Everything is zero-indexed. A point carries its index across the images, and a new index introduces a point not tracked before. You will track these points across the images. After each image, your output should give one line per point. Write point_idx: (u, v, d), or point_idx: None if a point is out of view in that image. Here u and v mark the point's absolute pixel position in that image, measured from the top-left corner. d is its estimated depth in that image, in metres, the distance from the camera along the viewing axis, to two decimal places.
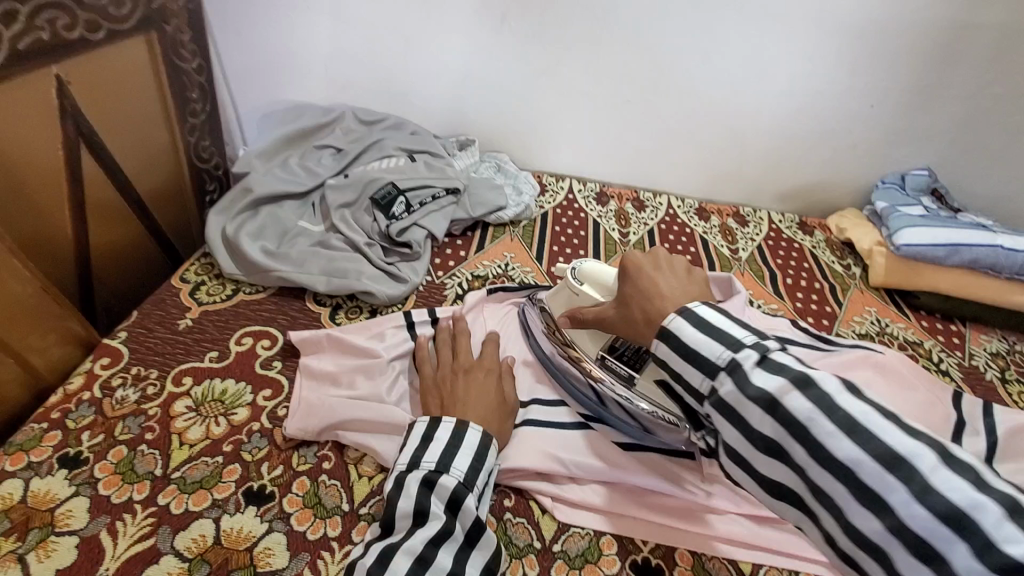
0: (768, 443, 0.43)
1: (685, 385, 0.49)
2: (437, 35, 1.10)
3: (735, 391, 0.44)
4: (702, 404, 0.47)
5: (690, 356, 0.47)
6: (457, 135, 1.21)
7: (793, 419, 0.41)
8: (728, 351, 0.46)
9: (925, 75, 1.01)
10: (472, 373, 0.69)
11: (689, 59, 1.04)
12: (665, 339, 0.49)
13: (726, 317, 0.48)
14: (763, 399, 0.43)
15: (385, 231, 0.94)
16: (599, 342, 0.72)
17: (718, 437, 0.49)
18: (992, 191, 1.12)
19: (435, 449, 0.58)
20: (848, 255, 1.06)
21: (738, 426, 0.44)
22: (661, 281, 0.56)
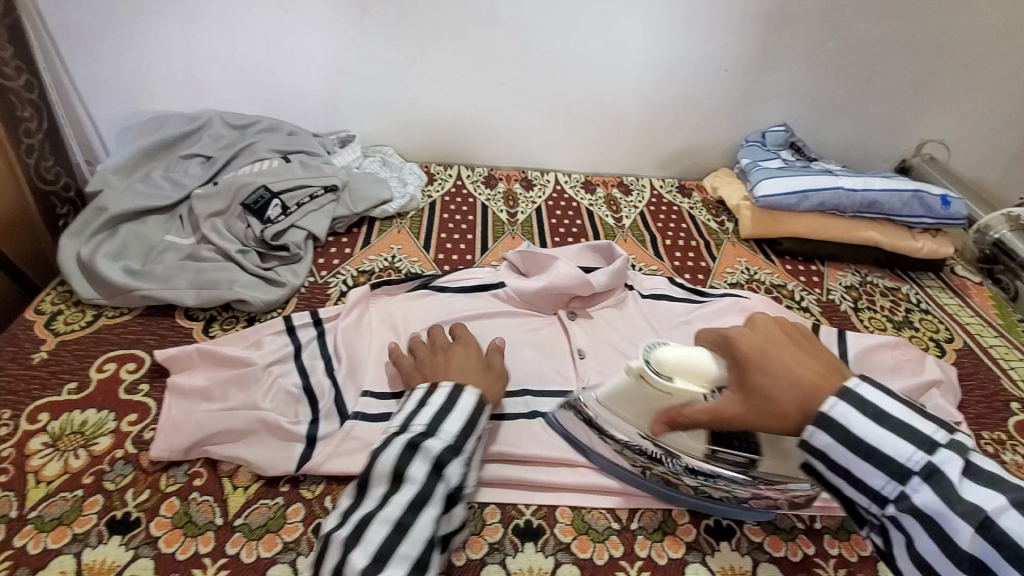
0: (973, 562, 0.42)
1: (858, 483, 0.47)
2: (300, 31, 1.07)
3: (934, 500, 0.43)
4: (884, 506, 0.46)
5: (861, 446, 0.46)
6: (337, 131, 1.18)
7: (1007, 539, 0.41)
8: (922, 454, 0.45)
9: (767, 37, 1.08)
10: (454, 347, 0.69)
11: (554, 38, 1.07)
12: (825, 429, 0.47)
13: (910, 409, 0.47)
14: (976, 516, 0.42)
15: (259, 236, 0.91)
16: (702, 439, 0.60)
17: (897, 550, 0.47)
18: (844, 139, 1.22)
19: (423, 415, 0.57)
20: (723, 213, 1.12)
21: (934, 537, 0.43)
22: (786, 362, 0.52)
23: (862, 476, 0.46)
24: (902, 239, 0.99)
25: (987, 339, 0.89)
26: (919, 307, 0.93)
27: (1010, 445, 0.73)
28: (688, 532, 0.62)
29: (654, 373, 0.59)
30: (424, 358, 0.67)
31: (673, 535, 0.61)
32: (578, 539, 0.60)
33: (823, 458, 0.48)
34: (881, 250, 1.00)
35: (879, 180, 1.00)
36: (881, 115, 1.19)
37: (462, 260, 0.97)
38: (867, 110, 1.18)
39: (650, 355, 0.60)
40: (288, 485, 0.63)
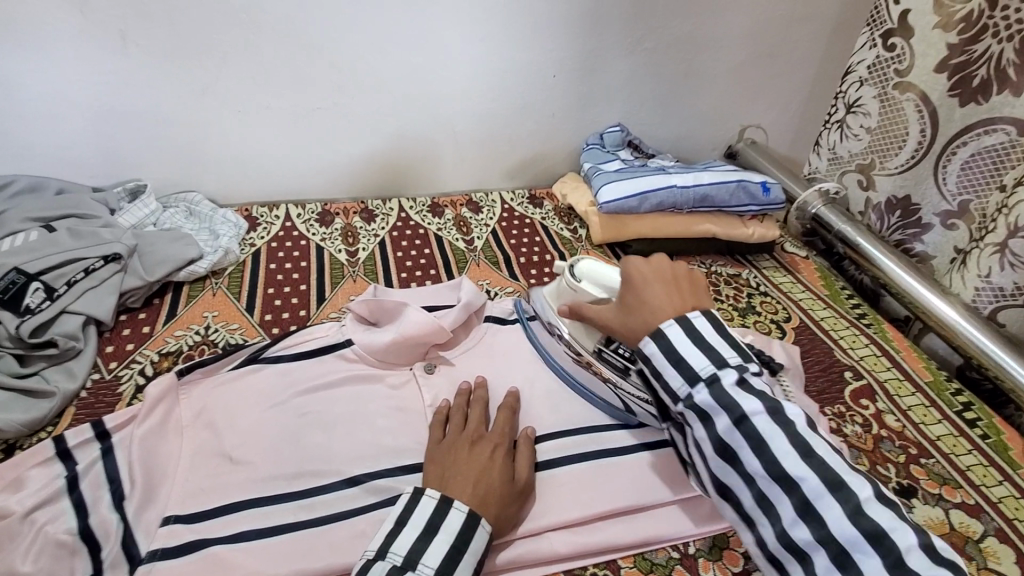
0: (725, 447, 0.54)
1: (663, 384, 0.58)
2: (46, 69, 0.87)
3: (711, 399, 0.54)
4: (677, 404, 0.57)
5: (673, 355, 0.57)
6: (126, 181, 0.99)
7: (756, 434, 0.52)
8: (711, 365, 0.55)
9: (585, 40, 1.07)
10: (480, 448, 0.62)
11: (364, 55, 0.97)
12: (657, 340, 0.58)
13: (719, 334, 0.58)
14: (737, 413, 0.53)
15: (14, 334, 0.72)
16: (593, 336, 0.72)
17: (684, 430, 0.59)
18: (676, 132, 1.26)
19: (437, 551, 0.52)
20: (575, 219, 1.10)
21: (703, 425, 0.55)
22: (655, 291, 0.63)
23: (664, 377, 0.57)
24: (736, 228, 1.03)
25: (818, 312, 0.95)
26: (759, 291, 0.98)
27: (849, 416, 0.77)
28: None
29: (569, 278, 0.74)
30: (456, 447, 0.62)
31: None
32: None
33: (648, 365, 0.59)
34: (719, 240, 1.04)
35: (708, 175, 1.03)
36: (704, 107, 1.24)
37: (295, 318, 0.85)
38: (690, 102, 1.22)
39: (574, 267, 0.75)
40: None
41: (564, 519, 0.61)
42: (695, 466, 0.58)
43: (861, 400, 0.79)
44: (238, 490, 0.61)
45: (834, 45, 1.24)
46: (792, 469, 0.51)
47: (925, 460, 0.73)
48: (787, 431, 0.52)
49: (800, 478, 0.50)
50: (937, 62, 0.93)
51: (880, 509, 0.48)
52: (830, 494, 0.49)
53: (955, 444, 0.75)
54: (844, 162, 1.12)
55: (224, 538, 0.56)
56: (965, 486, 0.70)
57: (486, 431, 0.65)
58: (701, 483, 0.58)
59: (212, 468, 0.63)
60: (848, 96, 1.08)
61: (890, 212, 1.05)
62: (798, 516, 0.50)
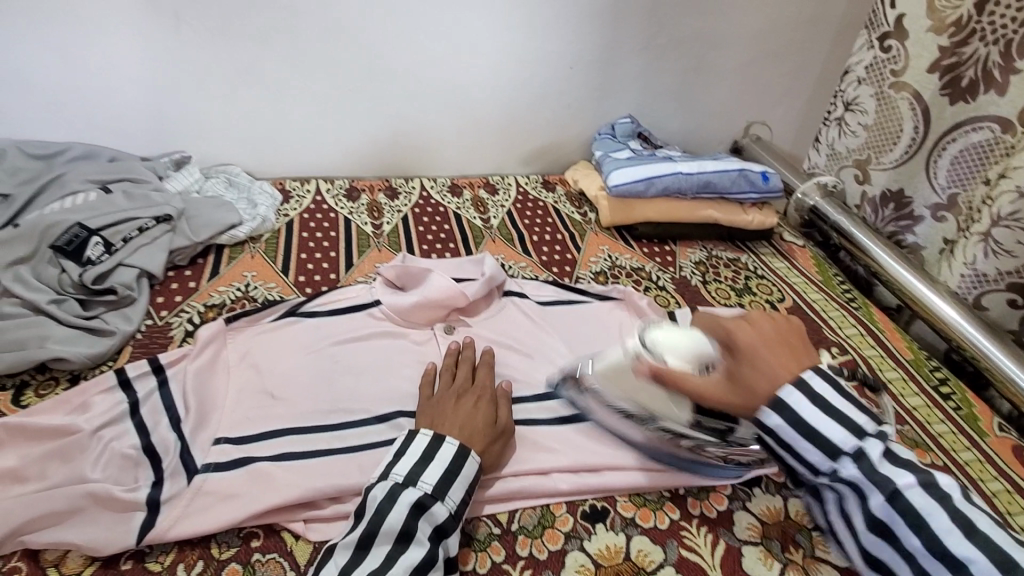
0: (878, 523, 0.54)
1: (798, 457, 0.57)
2: (105, 45, 0.95)
3: (861, 474, 0.54)
4: (821, 476, 0.57)
5: (807, 431, 0.56)
6: (171, 152, 1.07)
7: (911, 510, 0.52)
8: (854, 439, 0.55)
9: (601, 34, 1.14)
10: (466, 397, 0.67)
11: (394, 42, 1.05)
12: (780, 412, 0.57)
13: (849, 400, 0.57)
14: (889, 488, 0.53)
15: (77, 281, 0.80)
16: (686, 407, 0.66)
17: (823, 500, 0.59)
18: (684, 126, 1.33)
19: (434, 472, 0.58)
20: (585, 204, 1.17)
21: (859, 503, 0.55)
22: (767, 357, 0.59)
23: (800, 450, 0.57)
24: (735, 215, 1.10)
25: (811, 295, 1.01)
26: (756, 274, 1.05)
27: None
28: (566, 523, 0.64)
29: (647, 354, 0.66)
30: (444, 398, 0.67)
31: (552, 528, 0.63)
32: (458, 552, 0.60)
33: (773, 436, 0.58)
34: (720, 226, 1.10)
35: (711, 164, 1.10)
36: (711, 103, 1.31)
37: (325, 280, 0.92)
38: (698, 98, 1.29)
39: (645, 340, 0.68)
40: (131, 562, 0.56)
41: (567, 459, 0.68)
42: (839, 535, 0.59)
43: None
44: (279, 421, 0.68)
45: (838, 46, 1.31)
46: (955, 548, 0.51)
47: (899, 426, 0.79)
48: (942, 503, 0.52)
49: (968, 558, 0.50)
50: (930, 64, 0.99)
51: None
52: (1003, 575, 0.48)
53: (928, 414, 0.82)
54: (842, 157, 1.18)
55: (269, 456, 0.64)
56: (935, 449, 0.77)
57: (471, 384, 0.71)
58: (850, 553, 0.58)
59: (256, 402, 0.70)
60: (846, 95, 1.15)
61: (883, 205, 1.12)
62: None
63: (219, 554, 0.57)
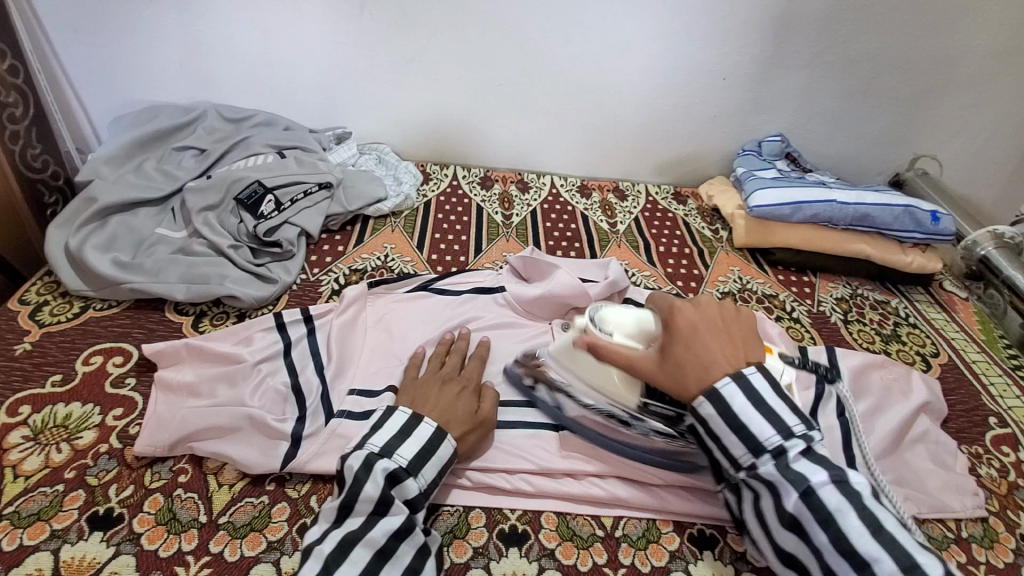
0: (792, 520, 0.51)
1: (722, 447, 0.55)
2: (296, 25, 1.06)
3: (777, 472, 0.52)
4: (739, 470, 0.55)
5: (733, 421, 0.54)
6: (334, 127, 1.18)
7: (824, 508, 0.50)
8: (777, 437, 0.53)
9: (766, 46, 1.08)
10: (449, 385, 0.67)
11: (552, 40, 1.07)
12: (713, 401, 0.55)
13: (781, 399, 0.54)
14: (805, 486, 0.51)
15: (253, 231, 0.91)
16: (635, 391, 0.64)
17: (741, 495, 0.57)
18: (838, 152, 1.23)
19: (410, 448, 0.58)
20: (718, 221, 1.12)
21: (773, 497, 0.53)
22: (705, 339, 0.58)
23: (723, 441, 0.55)
24: (891, 253, 1.01)
25: (970, 354, 0.90)
26: (907, 321, 0.95)
27: (985, 459, 0.75)
28: (671, 541, 0.62)
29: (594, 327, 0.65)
30: (429, 380, 0.67)
31: (656, 544, 0.62)
32: (561, 545, 0.60)
33: (702, 424, 0.56)
34: (871, 263, 1.02)
35: (872, 196, 1.01)
36: (875, 129, 1.20)
37: (455, 262, 0.97)
38: (861, 123, 1.19)
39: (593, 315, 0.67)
40: (274, 484, 0.63)
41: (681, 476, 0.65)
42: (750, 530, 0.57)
43: (1001, 448, 0.76)
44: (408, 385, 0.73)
45: None
46: (861, 545, 0.48)
47: None
48: (853, 501, 0.50)
49: (873, 559, 0.47)
50: None
51: None
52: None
53: None
54: None
55: None
56: None
57: (457, 373, 0.70)
58: (762, 547, 0.56)
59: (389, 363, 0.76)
60: None
61: None
62: None
63: None
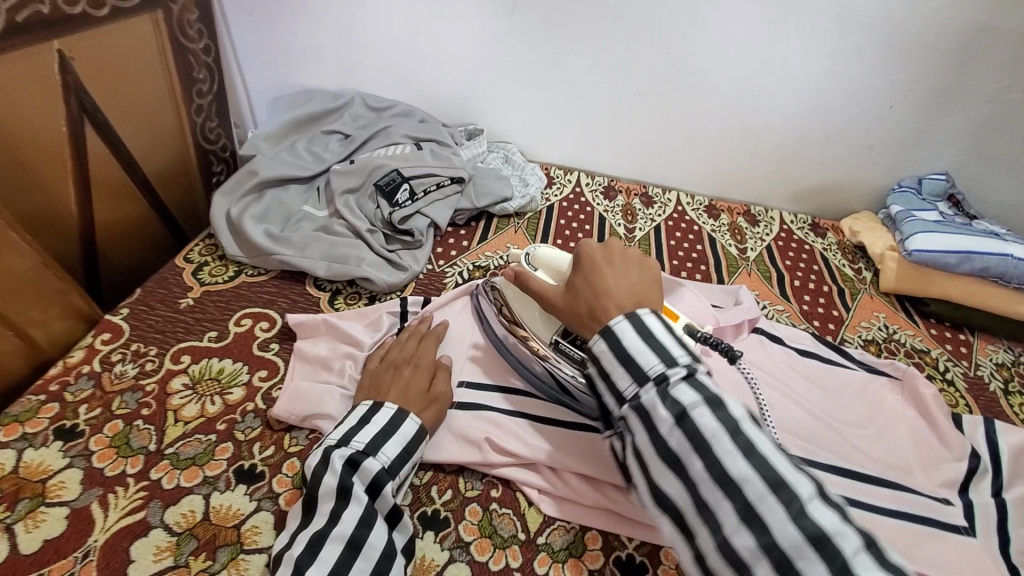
0: (670, 452, 0.46)
1: (610, 383, 0.51)
2: (446, 22, 1.09)
3: (656, 400, 0.48)
4: (621, 406, 0.50)
5: (624, 356, 0.50)
6: (466, 124, 1.21)
7: (697, 432, 0.45)
8: (660, 364, 0.48)
9: (948, 75, 0.97)
10: (404, 365, 0.67)
11: (703, 55, 1.02)
12: (606, 337, 0.52)
13: (671, 334, 0.51)
14: (676, 409, 0.46)
15: (388, 218, 0.94)
16: (551, 327, 0.68)
17: (627, 441, 0.52)
18: (1012, 198, 1.09)
19: (368, 431, 0.58)
20: (861, 259, 1.03)
21: (648, 431, 0.48)
22: (618, 279, 0.58)
23: (612, 376, 0.51)
24: None
25: None
26: None
27: None
28: None
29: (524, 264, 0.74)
30: (382, 369, 0.67)
31: None
32: None
33: (597, 363, 0.52)
34: None
35: None
36: None
37: None
38: None
39: (530, 252, 0.75)
40: None
41: None
42: (635, 478, 0.51)
43: None
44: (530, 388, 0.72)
45: None
46: (732, 468, 0.43)
47: None
48: (726, 426, 0.45)
49: (741, 478, 0.43)
50: None
51: (823, 509, 0.41)
52: (772, 495, 0.42)
53: None
54: None
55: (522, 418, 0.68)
56: None
57: (412, 352, 0.70)
58: (642, 498, 0.50)
59: None
60: None
61: None
62: (740, 521, 0.42)
63: (465, 490, 0.63)
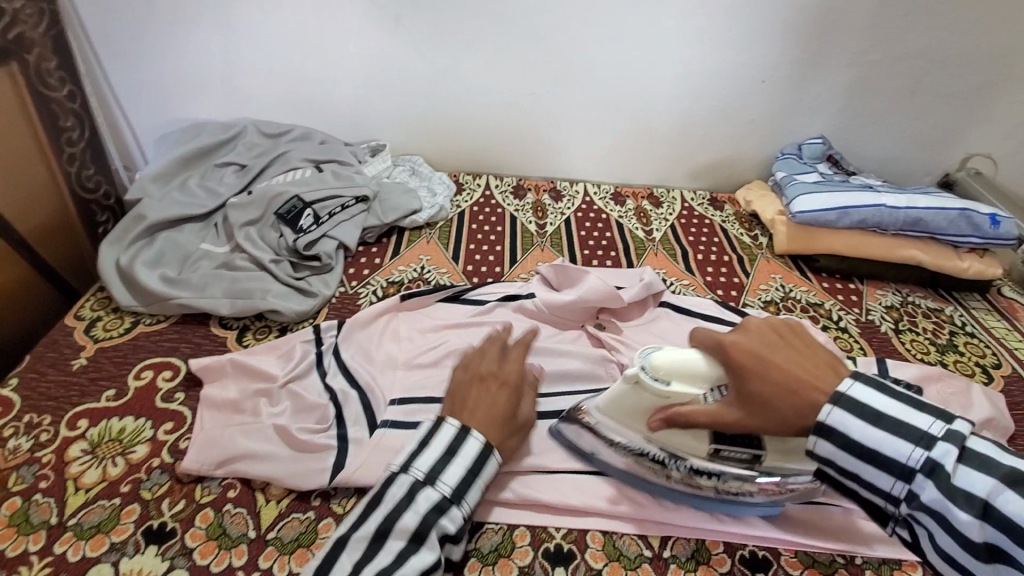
0: (989, 551, 0.41)
1: (863, 484, 0.46)
2: (332, 41, 1.08)
3: (940, 498, 0.43)
4: (897, 505, 0.45)
5: (864, 451, 0.45)
6: (368, 140, 1.19)
7: (1016, 525, 0.40)
8: (920, 451, 0.44)
9: (807, 48, 1.05)
10: (490, 384, 0.63)
11: (587, 50, 1.06)
12: (825, 437, 0.47)
13: (902, 400, 0.46)
14: (976, 505, 0.41)
15: (292, 246, 0.92)
16: (706, 439, 0.56)
17: (912, 535, 0.47)
18: (883, 152, 1.18)
19: (455, 472, 0.55)
20: (757, 227, 1.10)
21: (950, 534, 0.43)
22: (784, 357, 0.50)
23: (867, 478, 0.46)
24: (946, 259, 0.97)
25: None
26: (964, 330, 0.90)
27: None
28: (723, 563, 0.60)
29: (648, 382, 0.55)
30: (467, 379, 0.63)
31: (707, 565, 0.60)
32: (608, 565, 0.59)
33: (829, 465, 0.47)
34: (923, 269, 0.98)
35: (923, 199, 0.97)
36: (923, 127, 1.15)
37: (490, 272, 0.97)
38: (908, 122, 1.14)
39: (642, 363, 0.55)
40: (319, 499, 0.63)
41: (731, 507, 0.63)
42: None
43: None
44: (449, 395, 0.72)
45: None
46: None
47: None
48: None
49: None
50: None
51: None
52: None
53: None
54: None
55: None
56: None
57: (505, 369, 0.65)
58: None
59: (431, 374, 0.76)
60: None
61: None
62: None
63: None
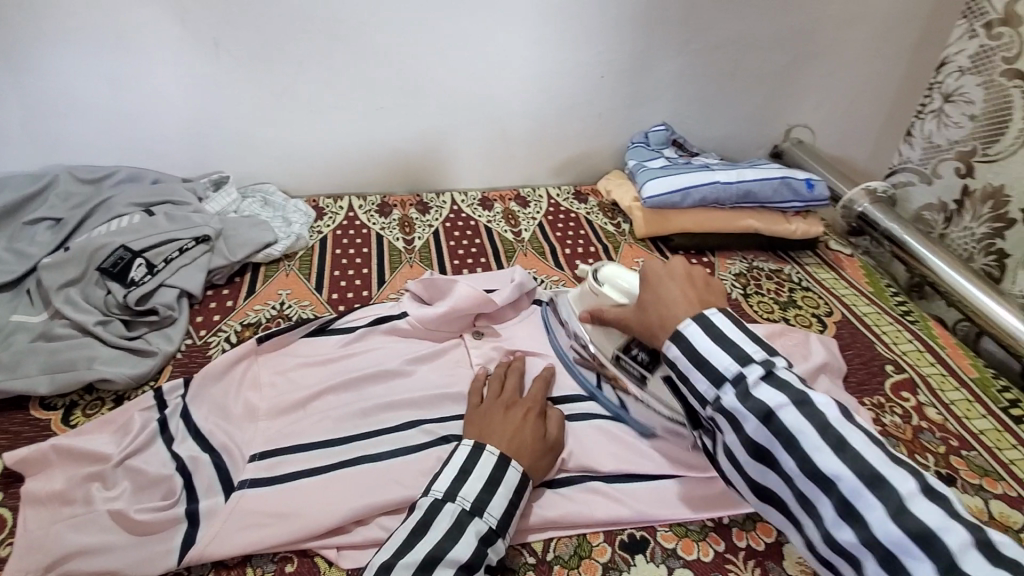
0: (757, 449, 0.50)
1: (689, 387, 0.55)
2: (149, 71, 0.98)
3: (736, 401, 0.51)
4: (705, 406, 0.54)
5: (696, 356, 0.54)
6: (210, 173, 1.10)
7: (785, 429, 0.48)
8: (735, 364, 0.52)
9: (636, 43, 1.11)
10: (516, 410, 0.66)
11: (428, 61, 1.05)
12: (676, 341, 0.56)
13: (742, 330, 0.54)
14: (762, 409, 0.49)
15: (122, 302, 0.82)
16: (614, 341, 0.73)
17: (716, 437, 0.56)
18: (720, 132, 1.28)
19: (498, 503, 0.57)
20: (619, 215, 1.14)
21: (734, 428, 0.51)
22: (671, 289, 0.61)
23: (689, 380, 0.55)
24: (778, 223, 1.06)
25: (860, 307, 0.96)
26: (801, 286, 1.00)
27: (888, 407, 0.78)
28: (604, 553, 0.61)
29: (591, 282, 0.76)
30: (492, 408, 0.66)
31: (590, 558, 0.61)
32: None
33: (672, 366, 0.56)
34: (761, 235, 1.07)
35: (751, 172, 1.06)
36: (749, 105, 1.26)
37: (358, 297, 0.93)
38: (735, 102, 1.25)
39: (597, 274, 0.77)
40: None
41: (606, 499, 0.64)
42: (726, 471, 0.55)
43: (901, 393, 0.80)
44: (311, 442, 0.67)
45: (889, 56, 1.26)
46: (826, 466, 0.46)
47: (965, 451, 0.73)
48: (815, 423, 0.48)
49: (834, 475, 0.46)
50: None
51: (923, 503, 0.43)
52: (869, 490, 0.44)
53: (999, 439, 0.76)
54: (940, 150, 1.12)
55: (305, 474, 0.64)
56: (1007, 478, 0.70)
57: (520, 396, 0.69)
58: (737, 489, 0.54)
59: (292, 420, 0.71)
60: (945, 86, 1.10)
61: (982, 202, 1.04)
62: (840, 517, 0.45)
63: None
